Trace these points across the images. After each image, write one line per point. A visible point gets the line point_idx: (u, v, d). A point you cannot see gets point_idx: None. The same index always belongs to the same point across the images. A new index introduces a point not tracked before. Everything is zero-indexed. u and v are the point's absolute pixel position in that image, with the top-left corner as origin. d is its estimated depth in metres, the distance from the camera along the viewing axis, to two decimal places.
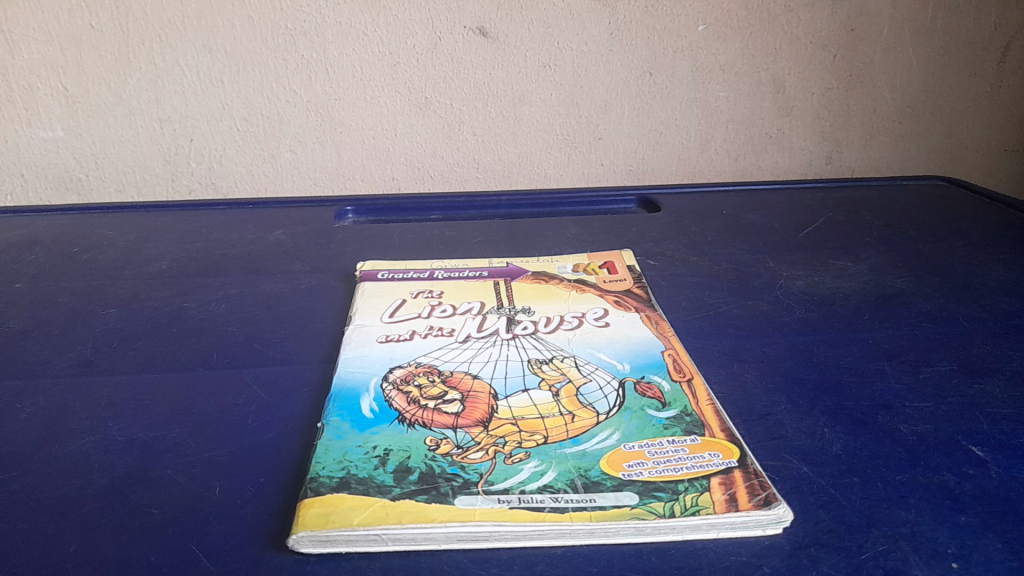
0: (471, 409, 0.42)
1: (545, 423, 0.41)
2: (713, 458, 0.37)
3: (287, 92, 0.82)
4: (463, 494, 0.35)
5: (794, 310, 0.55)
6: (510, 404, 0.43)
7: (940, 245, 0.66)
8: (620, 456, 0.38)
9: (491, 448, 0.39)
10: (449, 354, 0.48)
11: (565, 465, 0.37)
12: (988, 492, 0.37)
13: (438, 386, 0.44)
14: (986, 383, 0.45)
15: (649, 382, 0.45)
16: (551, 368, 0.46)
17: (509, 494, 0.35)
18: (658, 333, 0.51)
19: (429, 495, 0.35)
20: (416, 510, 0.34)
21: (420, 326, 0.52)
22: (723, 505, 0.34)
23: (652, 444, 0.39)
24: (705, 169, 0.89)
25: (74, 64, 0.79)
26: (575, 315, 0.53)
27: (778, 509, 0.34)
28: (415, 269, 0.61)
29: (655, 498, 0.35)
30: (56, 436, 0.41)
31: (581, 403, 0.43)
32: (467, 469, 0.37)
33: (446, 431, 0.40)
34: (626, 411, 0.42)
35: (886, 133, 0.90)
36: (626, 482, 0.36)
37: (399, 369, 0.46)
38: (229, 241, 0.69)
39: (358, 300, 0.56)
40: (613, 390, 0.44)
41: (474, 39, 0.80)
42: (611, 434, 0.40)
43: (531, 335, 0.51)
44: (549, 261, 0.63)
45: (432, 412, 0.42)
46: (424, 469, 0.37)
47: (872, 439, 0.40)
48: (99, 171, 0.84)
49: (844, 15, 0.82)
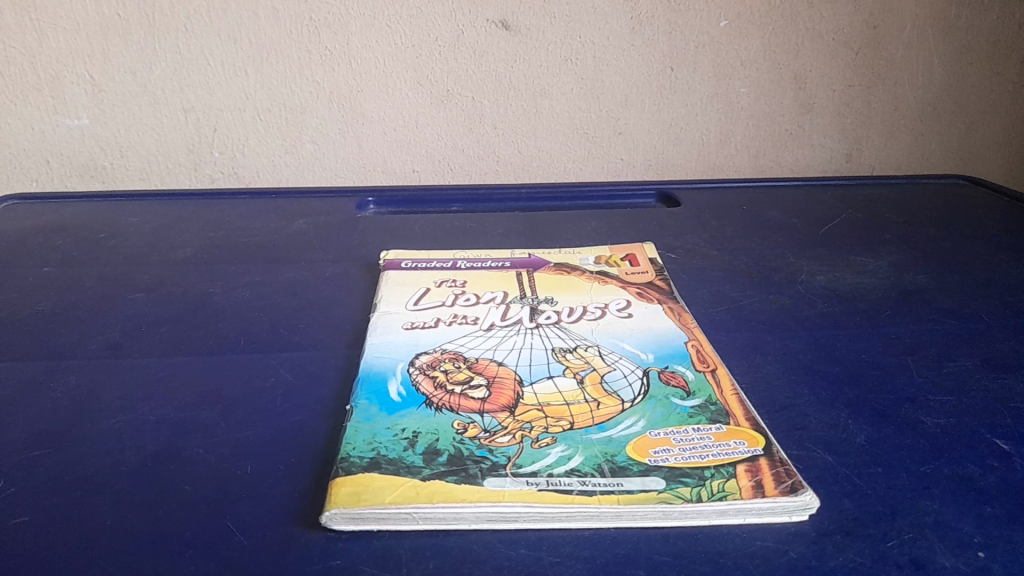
0: (498, 395, 0.43)
1: (571, 409, 0.41)
2: (738, 446, 0.38)
3: (311, 82, 0.82)
4: (491, 476, 0.36)
5: (815, 304, 0.55)
6: (535, 391, 0.43)
7: (962, 242, 0.66)
8: (645, 442, 0.38)
9: (517, 433, 0.39)
10: (474, 341, 0.49)
11: (591, 450, 0.38)
12: (1012, 484, 0.37)
13: (464, 372, 0.45)
14: (1009, 379, 0.45)
15: (672, 372, 0.45)
16: (575, 357, 0.47)
17: (537, 476, 0.36)
18: (681, 325, 0.51)
19: (458, 476, 0.36)
20: (445, 490, 0.35)
21: (444, 314, 0.52)
22: (749, 491, 0.35)
23: (678, 431, 0.39)
24: (724, 165, 0.90)
25: (101, 53, 0.80)
26: (598, 305, 0.54)
27: (804, 496, 0.34)
28: (438, 259, 0.62)
29: (681, 483, 0.35)
30: (91, 414, 0.42)
31: (605, 391, 0.43)
32: (495, 452, 0.38)
33: (473, 415, 0.41)
34: (650, 399, 0.42)
35: (907, 131, 0.90)
36: (652, 468, 0.36)
37: (425, 356, 0.47)
38: (252, 229, 0.70)
39: (381, 288, 0.56)
40: (637, 379, 0.44)
41: (496, 32, 0.81)
42: (636, 422, 0.40)
43: (554, 324, 0.51)
44: (571, 253, 0.63)
45: (458, 397, 0.42)
46: (452, 451, 0.38)
47: (896, 431, 0.41)
48: (124, 159, 0.85)
49: (867, 13, 0.82)
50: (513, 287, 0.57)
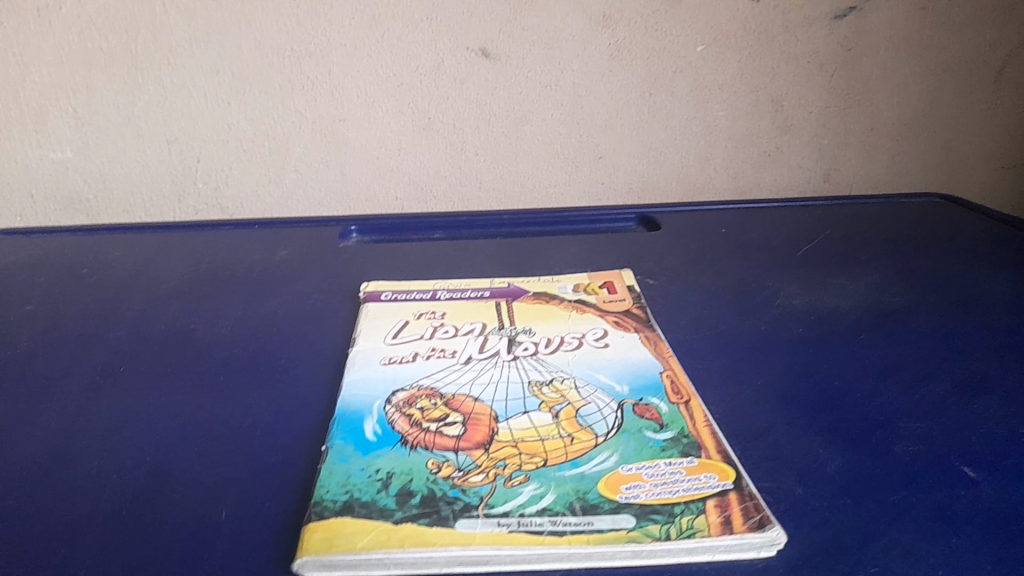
0: (473, 431, 0.43)
1: (545, 445, 0.42)
2: (709, 481, 0.38)
3: (293, 113, 0.83)
4: (463, 517, 0.36)
5: (791, 329, 0.56)
6: (510, 426, 0.43)
7: (938, 262, 0.67)
8: (617, 478, 0.39)
9: (491, 471, 0.40)
10: (451, 375, 0.49)
11: (563, 487, 0.38)
12: (980, 512, 0.37)
13: (441, 408, 0.45)
14: (980, 403, 0.46)
15: (647, 404, 0.45)
16: (551, 390, 0.47)
17: (508, 517, 0.36)
18: (657, 354, 0.51)
19: (430, 518, 0.36)
20: (417, 534, 0.35)
21: (423, 348, 0.53)
22: (717, 528, 0.35)
23: (650, 465, 0.40)
24: (705, 186, 0.91)
25: (84, 87, 0.80)
26: (575, 335, 0.54)
27: (771, 532, 0.35)
28: (418, 290, 0.62)
29: (651, 521, 0.36)
30: (71, 458, 0.42)
31: (580, 425, 0.43)
32: (468, 492, 0.38)
33: (448, 453, 0.41)
34: (624, 433, 0.43)
35: (884, 150, 0.91)
36: (623, 505, 0.37)
37: (401, 392, 0.47)
38: (235, 261, 0.70)
39: (360, 322, 0.57)
40: (612, 412, 0.45)
41: (476, 60, 0.81)
42: (609, 457, 0.40)
43: (532, 356, 0.52)
44: (550, 281, 0.64)
45: (433, 435, 0.43)
46: (425, 492, 0.38)
47: (867, 459, 0.41)
48: (108, 191, 0.85)
49: (842, 34, 0.83)
50: (492, 317, 0.58)
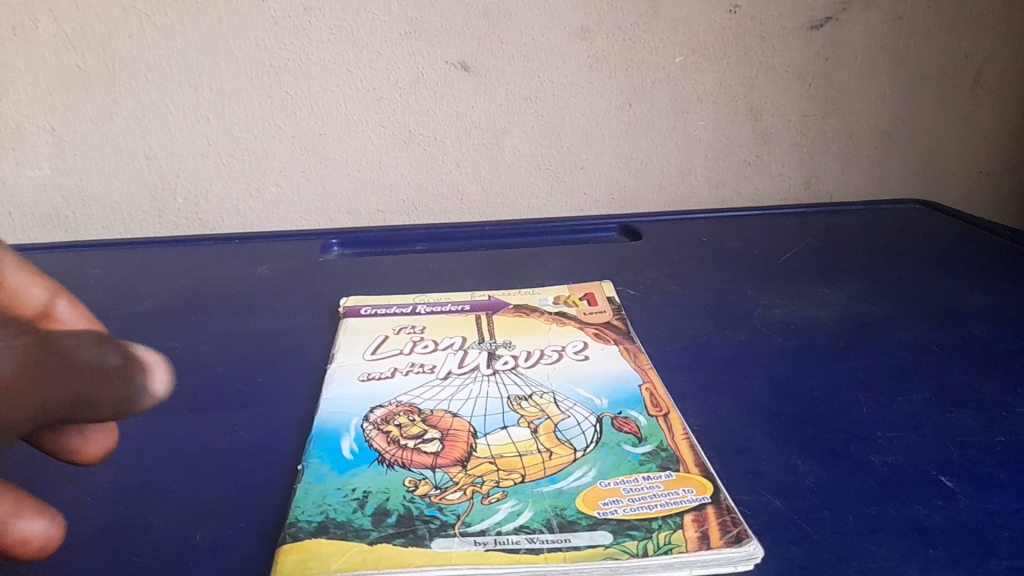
0: (451, 448, 0.43)
1: (523, 461, 0.42)
2: (686, 495, 0.38)
3: (273, 128, 0.82)
4: (439, 537, 0.36)
5: (770, 339, 0.56)
6: (488, 442, 0.43)
7: (916, 270, 0.68)
8: (595, 493, 0.38)
9: (469, 488, 0.39)
10: (430, 392, 0.49)
11: (541, 504, 0.38)
12: (957, 524, 0.37)
13: (419, 425, 0.45)
14: (957, 412, 0.46)
15: (626, 418, 0.45)
16: (530, 405, 0.47)
17: (485, 535, 0.36)
18: (636, 366, 0.51)
19: (406, 538, 0.36)
20: (393, 554, 0.35)
21: (402, 363, 0.53)
22: (695, 543, 0.35)
23: (628, 480, 0.39)
24: (686, 196, 0.91)
25: (61, 104, 0.79)
26: (555, 348, 0.54)
27: (748, 546, 0.35)
28: (398, 304, 0.62)
29: (629, 537, 0.35)
30: (44, 483, 0.42)
31: (558, 440, 0.43)
32: (445, 510, 0.38)
33: (425, 471, 0.41)
34: (602, 447, 0.42)
35: (863, 158, 0.91)
36: (600, 521, 0.36)
37: (380, 410, 0.47)
38: (215, 277, 0.70)
39: (339, 338, 0.57)
40: (591, 426, 0.45)
41: (456, 73, 0.81)
42: (587, 472, 0.40)
43: (511, 370, 0.51)
44: (530, 294, 0.64)
45: (410, 453, 0.43)
46: (401, 511, 0.38)
47: (845, 471, 0.41)
48: (87, 208, 0.85)
49: (819, 44, 0.84)
50: (473, 331, 0.58)
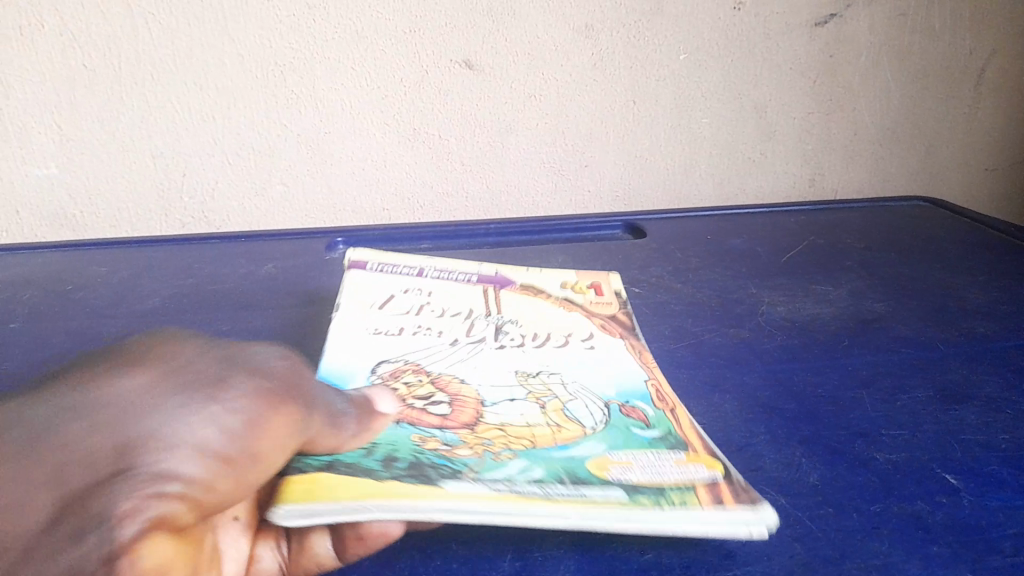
0: (460, 414, 0.44)
1: (533, 432, 0.42)
2: (699, 469, 0.38)
3: (277, 126, 0.83)
4: (451, 480, 0.36)
5: (775, 337, 0.56)
6: (497, 413, 0.44)
7: (920, 267, 0.68)
8: (606, 459, 0.39)
9: (479, 448, 0.40)
10: (437, 358, 0.51)
11: (553, 464, 0.39)
12: (958, 521, 0.38)
13: (430, 391, 0.46)
14: (960, 410, 0.46)
15: (633, 407, 0.45)
16: (538, 382, 0.48)
17: (495, 482, 0.36)
18: (643, 360, 0.52)
19: (417, 480, 0.36)
20: (401, 491, 0.35)
21: (408, 325, 0.55)
22: (707, 503, 0.35)
23: (639, 455, 0.40)
24: (690, 193, 0.91)
25: (67, 103, 0.80)
26: (564, 334, 0.55)
27: (765, 513, 0.35)
28: (407, 265, 0.64)
29: (641, 494, 0.36)
30: None
31: (568, 417, 0.44)
32: (455, 461, 0.38)
33: (434, 430, 0.42)
34: (612, 427, 0.43)
35: (867, 154, 0.91)
36: (612, 479, 0.37)
37: (388, 368, 0.49)
38: (221, 276, 0.70)
39: (346, 292, 0.59)
40: (599, 411, 0.45)
41: (459, 71, 0.82)
42: (598, 444, 0.41)
43: (518, 348, 0.53)
44: (540, 273, 0.65)
45: (419, 412, 0.44)
46: (413, 460, 0.38)
47: (848, 469, 0.41)
48: (93, 207, 0.85)
49: (822, 41, 0.84)
50: (479, 303, 0.60)
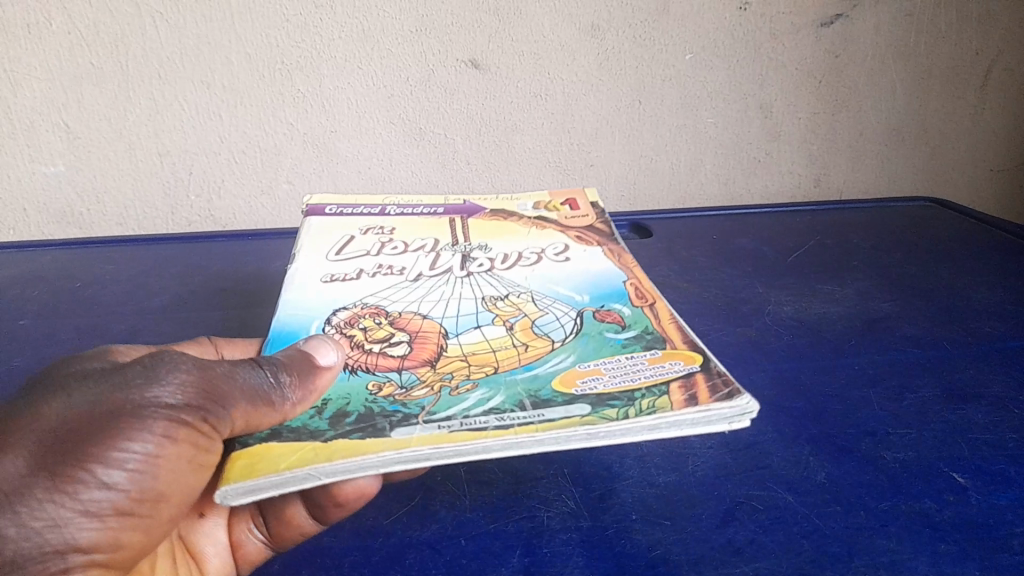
0: (420, 349, 0.43)
1: (497, 356, 0.42)
2: (674, 366, 0.39)
3: (284, 125, 0.83)
4: (400, 427, 0.35)
5: (782, 336, 0.56)
6: (460, 343, 0.44)
7: (927, 267, 0.68)
8: (573, 375, 0.39)
9: (435, 385, 0.39)
10: (399, 293, 0.50)
11: (514, 390, 0.38)
12: (966, 518, 0.38)
13: (385, 329, 0.45)
14: (967, 409, 0.46)
15: (608, 310, 0.46)
16: (506, 304, 0.48)
17: (450, 419, 0.35)
18: (621, 266, 0.53)
19: (364, 432, 0.35)
20: (349, 446, 0.34)
21: (368, 265, 0.53)
22: (679, 403, 0.35)
23: (608, 362, 0.40)
24: (696, 193, 0.92)
25: (75, 102, 0.80)
26: (533, 251, 0.55)
27: (742, 401, 0.34)
28: (365, 205, 0.62)
29: (608, 406, 0.35)
30: None
31: (535, 334, 0.44)
32: (409, 405, 0.37)
33: (391, 373, 0.41)
34: (582, 337, 0.43)
35: (872, 155, 0.92)
36: (577, 398, 0.36)
37: (344, 312, 0.47)
38: (229, 273, 0.71)
39: (304, 234, 0.57)
40: (570, 320, 0.45)
41: (466, 71, 0.82)
42: (566, 358, 0.41)
43: (486, 271, 0.52)
44: (508, 199, 0.64)
45: (376, 357, 0.43)
46: (362, 411, 0.37)
47: (856, 467, 0.41)
48: (100, 205, 0.86)
49: (828, 41, 0.83)
50: (446, 235, 0.58)
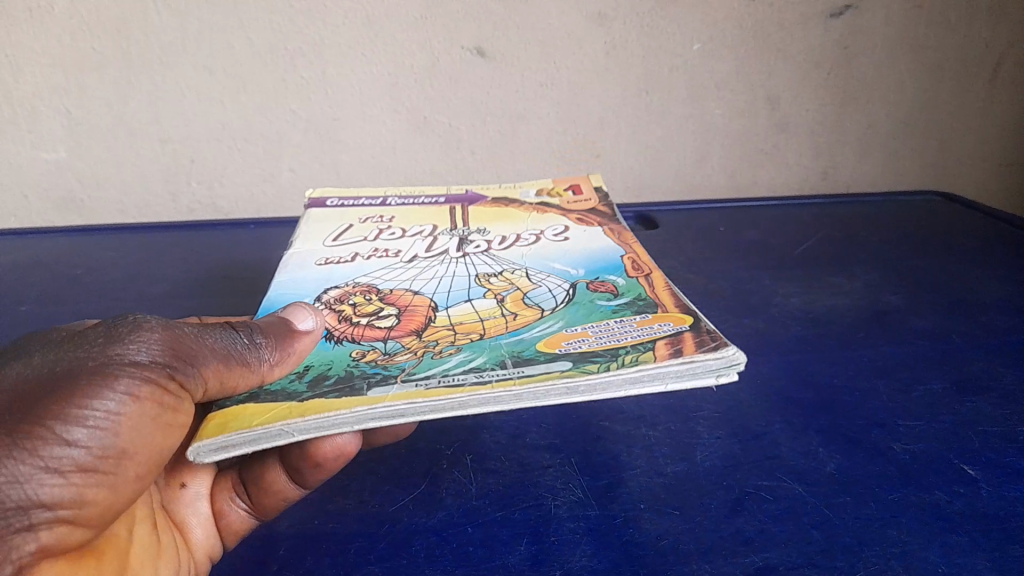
0: (408, 321, 0.42)
1: (485, 324, 0.41)
2: (664, 327, 0.38)
3: (288, 112, 0.82)
4: (377, 385, 0.34)
5: (789, 328, 0.56)
6: (449, 313, 0.43)
7: (935, 260, 0.67)
8: (559, 338, 0.38)
9: (420, 350, 0.38)
10: (392, 273, 0.49)
11: (496, 352, 0.37)
12: (977, 510, 0.37)
13: (375, 304, 0.45)
14: (978, 401, 0.46)
15: (603, 282, 0.46)
16: (499, 280, 0.47)
17: (429, 378, 0.35)
18: (619, 242, 0.52)
19: (340, 392, 0.34)
20: (321, 404, 0.33)
21: (363, 249, 0.53)
22: (663, 357, 0.34)
23: (597, 325, 0.39)
24: (701, 184, 0.92)
25: (76, 88, 0.79)
26: (532, 233, 0.55)
27: (728, 352, 0.34)
28: (367, 196, 0.62)
29: (590, 363, 0.35)
30: None
31: (526, 305, 0.43)
32: (389, 367, 0.36)
33: (376, 342, 0.40)
34: (573, 306, 0.43)
35: (879, 149, 0.91)
36: (560, 356, 0.36)
37: (335, 290, 0.47)
38: (232, 260, 0.70)
39: (302, 225, 0.57)
40: (563, 292, 0.45)
41: (472, 58, 0.81)
42: (555, 324, 0.40)
43: (482, 253, 0.52)
44: (511, 188, 0.64)
45: (362, 329, 0.42)
46: (342, 374, 0.37)
47: (866, 458, 0.41)
48: (100, 192, 0.85)
49: (838, 32, 0.82)
50: (445, 221, 0.58)
